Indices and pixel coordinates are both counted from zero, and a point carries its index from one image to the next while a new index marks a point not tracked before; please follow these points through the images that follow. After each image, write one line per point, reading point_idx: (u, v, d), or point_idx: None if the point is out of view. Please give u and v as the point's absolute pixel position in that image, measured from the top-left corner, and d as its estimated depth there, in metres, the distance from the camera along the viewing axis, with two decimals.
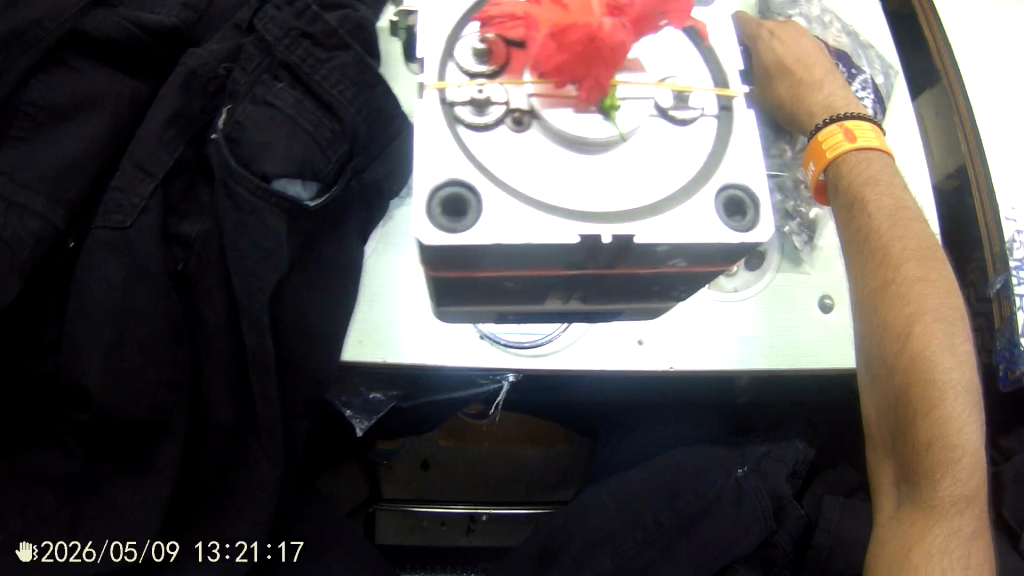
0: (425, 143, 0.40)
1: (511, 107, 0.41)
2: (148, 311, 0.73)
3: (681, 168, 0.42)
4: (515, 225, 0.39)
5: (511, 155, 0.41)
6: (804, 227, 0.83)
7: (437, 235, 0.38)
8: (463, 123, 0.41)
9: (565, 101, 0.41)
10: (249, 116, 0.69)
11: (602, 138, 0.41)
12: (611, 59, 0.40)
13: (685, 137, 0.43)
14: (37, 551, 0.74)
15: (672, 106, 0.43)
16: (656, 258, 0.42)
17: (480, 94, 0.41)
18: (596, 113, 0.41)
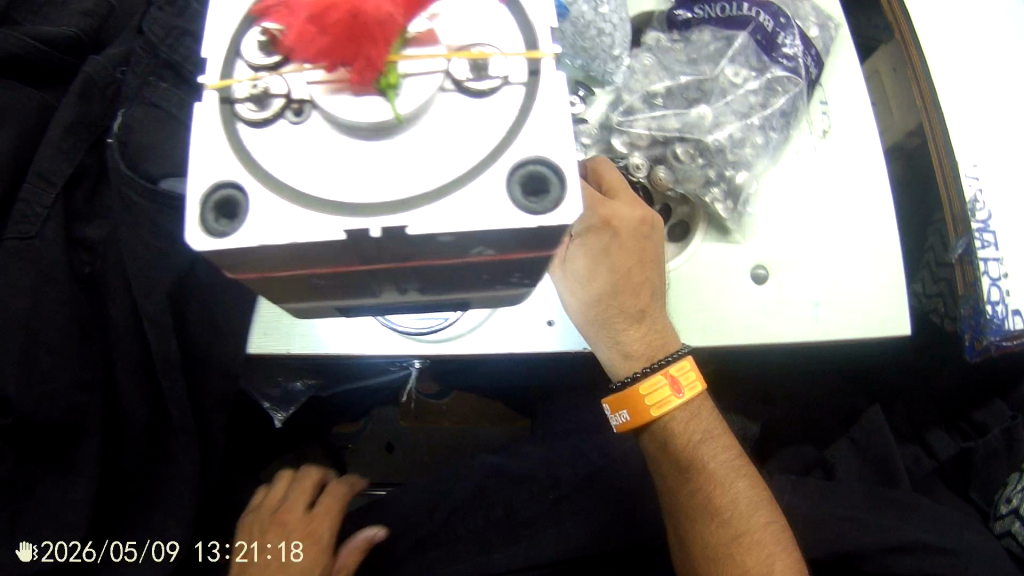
0: (197, 141, 0.34)
1: (289, 97, 0.34)
2: (57, 316, 0.70)
3: (481, 140, 0.33)
4: (279, 222, 0.32)
5: (291, 147, 0.33)
6: (729, 194, 0.81)
7: (205, 241, 0.32)
8: (242, 120, 0.34)
9: (344, 86, 0.33)
10: (135, 118, 0.68)
11: (378, 121, 0.32)
12: (378, 34, 0.32)
13: (485, 110, 0.34)
14: (38, 551, 0.73)
15: (468, 77, 0.34)
16: (451, 247, 0.34)
17: (255, 87, 0.34)
18: (375, 95, 0.33)
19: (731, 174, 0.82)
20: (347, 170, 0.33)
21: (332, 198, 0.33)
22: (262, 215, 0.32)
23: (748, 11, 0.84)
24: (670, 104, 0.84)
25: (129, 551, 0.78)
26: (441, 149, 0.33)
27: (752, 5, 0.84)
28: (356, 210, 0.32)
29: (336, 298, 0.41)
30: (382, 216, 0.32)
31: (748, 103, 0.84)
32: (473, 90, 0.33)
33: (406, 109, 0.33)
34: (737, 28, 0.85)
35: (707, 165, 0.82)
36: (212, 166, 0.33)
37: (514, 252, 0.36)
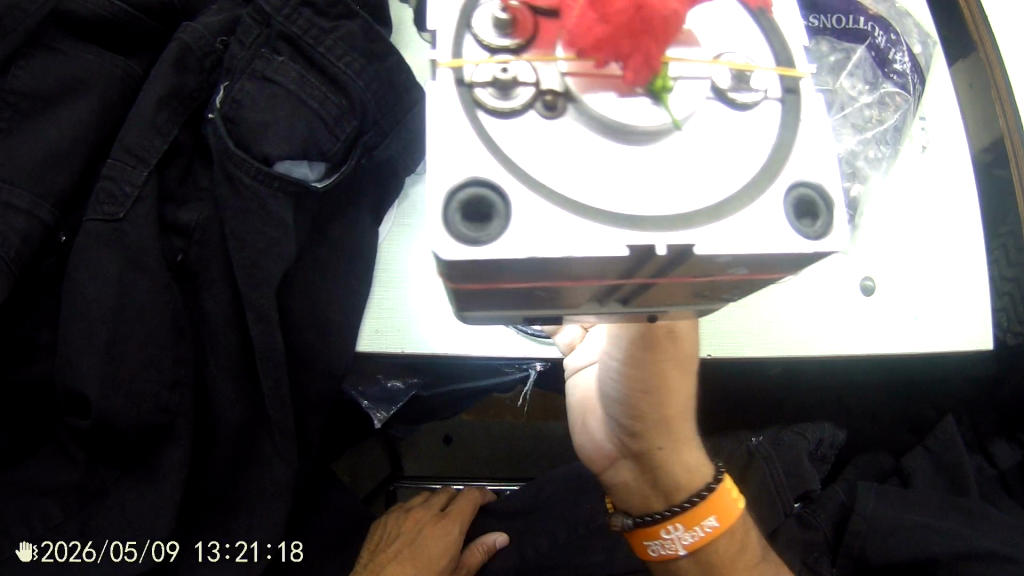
0: (435, 129, 0.29)
1: (541, 88, 0.30)
2: (147, 307, 0.66)
3: (749, 157, 0.31)
4: (546, 232, 0.28)
5: (542, 147, 0.29)
6: (845, 204, 0.81)
7: (459, 248, 0.27)
8: (484, 108, 0.29)
9: (608, 80, 0.30)
10: (246, 94, 0.63)
11: (652, 128, 0.30)
12: (661, 33, 0.29)
13: (749, 123, 0.32)
14: (38, 551, 0.67)
15: (730, 86, 0.31)
16: (717, 265, 0.31)
17: (504, 72, 0.30)
18: (642, 97, 0.30)
19: (848, 186, 0.80)
20: (620, 176, 0.30)
21: (604, 205, 0.29)
22: (530, 221, 0.28)
23: (864, 25, 0.81)
24: None
25: (128, 553, 0.69)
26: (709, 163, 0.31)
27: (868, 19, 0.81)
28: (633, 223, 0.29)
29: (536, 309, 0.38)
30: (664, 232, 0.29)
31: (864, 116, 0.81)
32: (740, 102, 0.31)
33: (680, 114, 0.30)
34: (856, 41, 0.81)
35: None
36: (461, 160, 0.28)
37: (762, 271, 0.33)
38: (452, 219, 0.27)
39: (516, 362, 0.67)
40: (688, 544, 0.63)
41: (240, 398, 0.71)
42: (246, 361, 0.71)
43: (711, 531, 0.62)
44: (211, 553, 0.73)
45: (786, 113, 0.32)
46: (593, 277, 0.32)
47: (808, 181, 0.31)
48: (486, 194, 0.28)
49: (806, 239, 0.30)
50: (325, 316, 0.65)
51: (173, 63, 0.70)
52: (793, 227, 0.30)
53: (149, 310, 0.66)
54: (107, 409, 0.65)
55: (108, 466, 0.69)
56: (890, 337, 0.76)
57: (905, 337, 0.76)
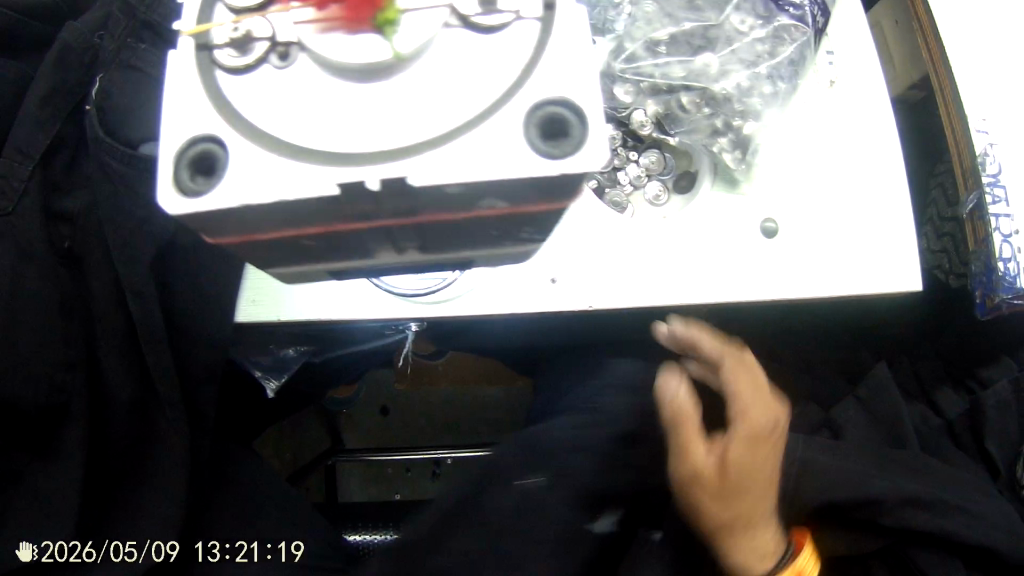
0: (169, 96, 0.36)
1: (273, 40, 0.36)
2: (37, 297, 0.66)
3: (491, 82, 0.35)
4: (269, 179, 0.34)
5: (279, 102, 0.35)
6: (737, 143, 0.80)
7: (180, 201, 0.34)
8: (222, 67, 0.36)
9: (333, 24, 0.35)
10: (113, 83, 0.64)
11: (377, 61, 0.34)
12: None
13: (496, 44, 0.36)
14: (37, 551, 0.70)
15: (475, 12, 0.35)
16: (457, 200, 0.36)
17: (236, 32, 0.36)
18: (371, 33, 0.34)
19: (738, 125, 0.80)
20: (336, 122, 0.35)
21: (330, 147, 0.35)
22: (241, 170, 0.34)
23: None
24: (672, 53, 0.79)
25: (127, 554, 0.74)
26: (432, 101, 0.35)
27: None
28: (361, 159, 0.34)
29: (336, 266, 0.41)
30: (373, 165, 0.34)
31: (754, 51, 0.80)
32: (484, 25, 0.35)
33: (405, 48, 0.34)
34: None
35: (714, 115, 0.80)
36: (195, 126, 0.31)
37: (522, 204, 0.36)
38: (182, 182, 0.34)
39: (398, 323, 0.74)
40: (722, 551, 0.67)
41: (132, 376, 0.71)
42: (133, 337, 0.71)
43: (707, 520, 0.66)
44: (211, 553, 0.80)
45: (540, 33, 0.36)
46: (358, 225, 0.36)
47: (559, 100, 0.35)
48: (209, 151, 0.35)
49: (547, 158, 0.34)
50: (212, 293, 0.69)
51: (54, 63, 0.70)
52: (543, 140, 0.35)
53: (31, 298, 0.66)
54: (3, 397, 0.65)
55: (20, 451, 0.70)
56: (794, 280, 0.77)
57: (810, 280, 0.77)
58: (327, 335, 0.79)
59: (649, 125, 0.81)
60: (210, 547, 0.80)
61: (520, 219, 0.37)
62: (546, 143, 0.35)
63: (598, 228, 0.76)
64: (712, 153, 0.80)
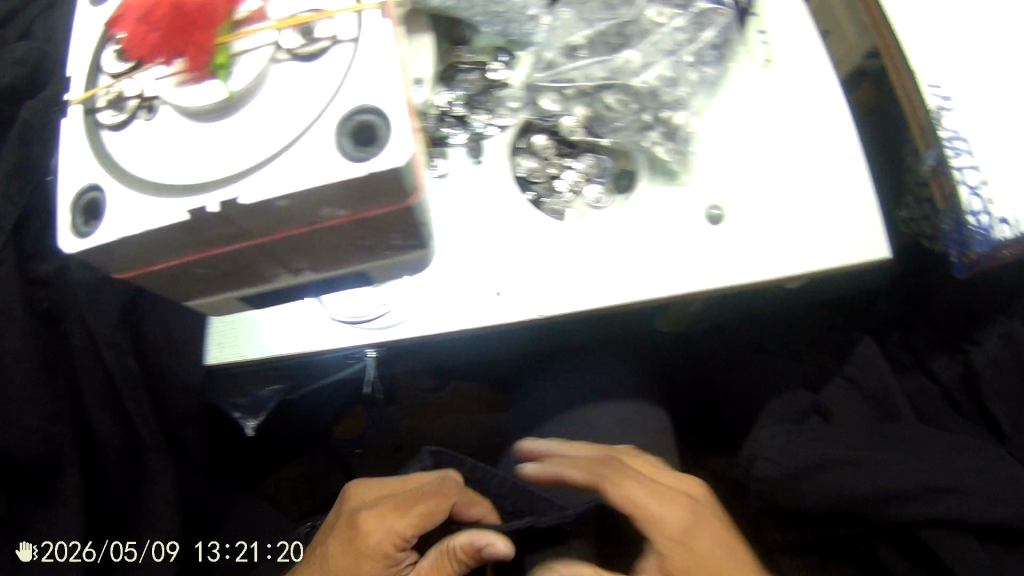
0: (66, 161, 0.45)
1: (144, 98, 0.44)
2: (19, 355, 0.73)
3: (307, 106, 0.41)
4: (131, 218, 0.42)
5: (155, 144, 0.43)
6: (668, 134, 0.79)
7: (74, 243, 0.44)
8: (103, 125, 0.45)
9: (185, 76, 0.43)
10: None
11: (216, 102, 0.42)
12: (200, 19, 0.42)
13: (316, 68, 0.42)
14: (39, 550, 0.76)
15: (300, 41, 0.42)
16: (310, 212, 0.42)
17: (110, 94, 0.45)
18: (212, 79, 0.42)
19: (666, 115, 0.79)
20: (188, 163, 0.42)
21: (187, 180, 0.42)
22: (117, 210, 0.43)
23: None
24: (593, 53, 0.78)
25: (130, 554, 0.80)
26: (261, 131, 0.41)
27: None
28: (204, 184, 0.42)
29: (239, 284, 0.50)
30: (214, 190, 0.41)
31: (672, 42, 0.79)
32: (301, 51, 0.41)
33: (239, 85, 0.41)
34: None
35: (641, 109, 0.79)
36: None
37: (361, 207, 0.42)
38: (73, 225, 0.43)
39: (356, 350, 0.79)
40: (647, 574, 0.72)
41: (122, 424, 0.79)
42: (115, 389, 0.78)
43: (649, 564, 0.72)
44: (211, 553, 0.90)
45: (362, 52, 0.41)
46: (233, 241, 0.44)
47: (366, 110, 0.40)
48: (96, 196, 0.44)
49: (353, 163, 0.39)
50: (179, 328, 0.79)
51: (17, 140, 0.75)
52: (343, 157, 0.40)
53: (15, 356, 0.73)
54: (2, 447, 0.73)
55: (25, 501, 0.77)
56: (740, 265, 0.76)
57: (756, 263, 0.76)
58: (298, 371, 0.87)
59: (579, 130, 0.81)
60: (210, 547, 0.90)
61: (370, 224, 0.44)
62: (359, 149, 0.40)
63: (535, 237, 0.78)
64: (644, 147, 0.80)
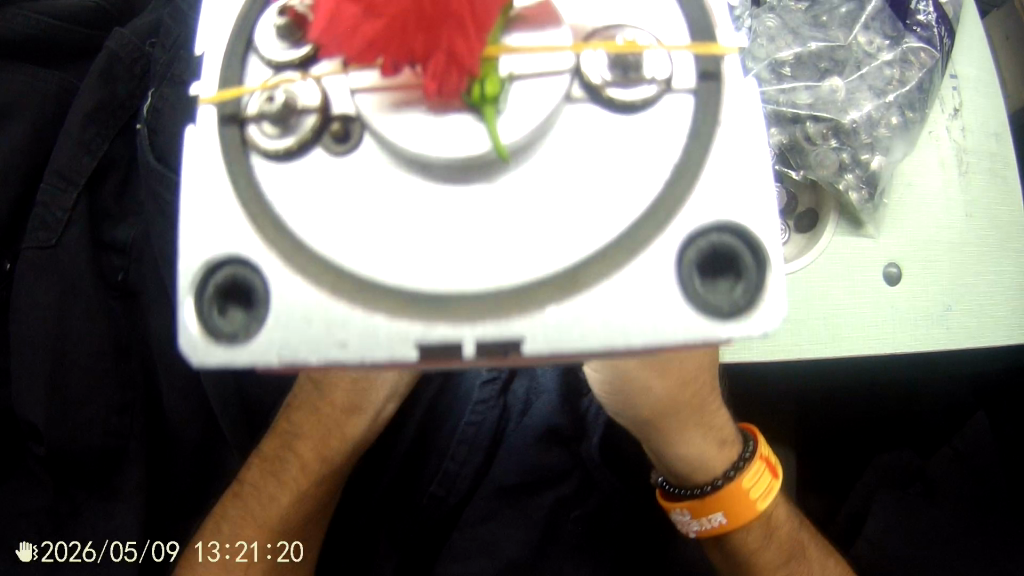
0: (194, 193, 0.27)
1: (332, 114, 0.26)
2: (87, 333, 0.64)
3: (635, 192, 0.26)
4: (305, 335, 0.25)
5: (318, 197, 0.26)
6: (866, 180, 0.62)
7: (213, 351, 0.26)
8: (257, 150, 0.27)
9: (412, 98, 0.25)
10: (166, 100, 0.61)
11: (465, 152, 0.25)
12: (467, 14, 0.24)
13: (641, 131, 0.26)
14: (38, 551, 0.64)
15: (609, 80, 0.26)
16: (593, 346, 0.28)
17: (272, 100, 0.26)
18: (463, 113, 0.25)
19: (868, 158, 0.62)
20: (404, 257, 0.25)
21: (404, 288, 0.25)
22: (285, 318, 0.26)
23: None
24: (800, 74, 0.63)
25: (127, 553, 0.65)
26: (564, 217, 0.25)
27: None
28: (440, 308, 0.25)
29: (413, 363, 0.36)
30: (479, 323, 0.25)
31: (883, 77, 0.63)
32: (620, 101, 0.26)
33: (511, 140, 0.25)
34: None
35: (842, 148, 0.62)
36: (222, 233, 0.26)
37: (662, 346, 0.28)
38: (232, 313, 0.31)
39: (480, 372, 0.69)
40: (698, 529, 0.58)
41: (201, 415, 0.69)
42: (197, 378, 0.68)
43: (719, 525, 0.56)
44: None
45: (701, 107, 0.27)
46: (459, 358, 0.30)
47: (713, 224, 0.26)
48: (249, 277, 0.26)
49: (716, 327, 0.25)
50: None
51: (101, 75, 0.65)
52: (687, 304, 0.25)
53: (85, 331, 0.64)
54: (59, 435, 0.63)
55: (78, 488, 0.66)
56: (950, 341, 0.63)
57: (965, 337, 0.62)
58: None
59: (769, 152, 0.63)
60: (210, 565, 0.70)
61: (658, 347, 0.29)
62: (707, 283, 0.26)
63: None
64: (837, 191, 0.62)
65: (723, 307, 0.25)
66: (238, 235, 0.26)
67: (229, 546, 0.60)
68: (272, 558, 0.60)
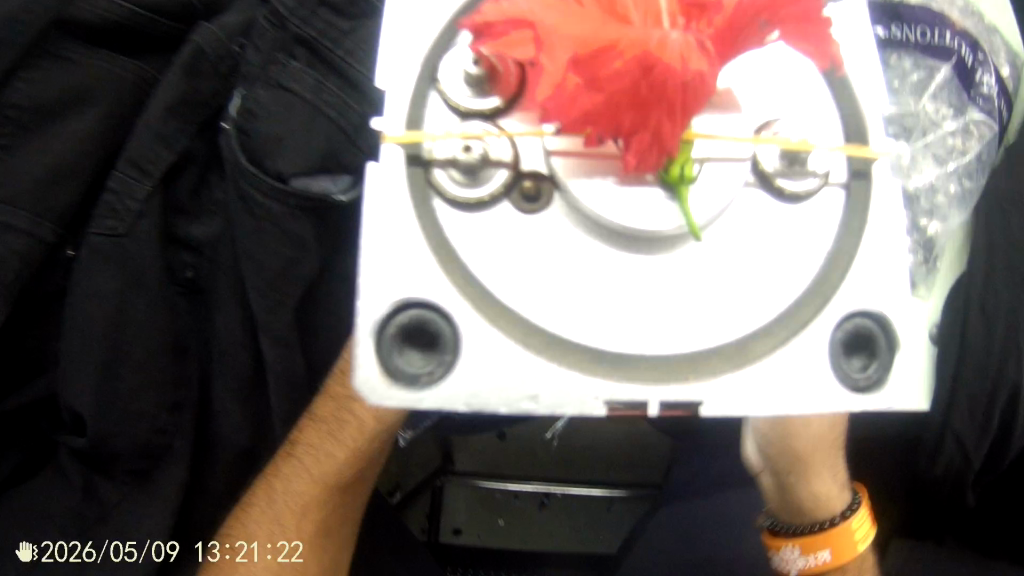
0: (385, 234, 0.23)
1: (519, 171, 0.24)
2: (151, 332, 0.52)
3: (792, 274, 0.25)
4: (503, 379, 0.23)
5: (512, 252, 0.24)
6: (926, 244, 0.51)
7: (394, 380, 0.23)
8: (443, 195, 0.24)
9: (604, 166, 0.24)
10: (263, 104, 0.50)
11: (663, 232, 0.24)
12: (681, 105, 0.22)
13: (798, 221, 0.25)
14: (39, 550, 0.52)
15: (777, 169, 0.25)
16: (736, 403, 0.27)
17: (467, 150, 0.24)
18: (652, 184, 0.24)
19: (927, 224, 0.51)
20: (587, 306, 0.24)
21: (587, 341, 0.23)
22: (477, 358, 0.23)
23: (947, 38, 0.50)
24: None
25: (127, 554, 0.53)
26: (737, 293, 0.24)
27: (953, 31, 0.50)
28: (622, 367, 0.23)
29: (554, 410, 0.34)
30: (662, 383, 0.23)
31: (947, 146, 0.51)
32: (788, 192, 0.25)
33: (700, 219, 0.24)
34: (943, 57, 0.50)
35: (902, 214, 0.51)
36: (410, 273, 0.23)
37: None
38: (392, 346, 0.23)
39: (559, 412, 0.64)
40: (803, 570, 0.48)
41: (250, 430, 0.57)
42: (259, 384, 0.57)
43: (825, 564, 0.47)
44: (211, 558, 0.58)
45: (851, 205, 0.25)
46: None
47: (866, 309, 0.24)
48: (439, 323, 0.23)
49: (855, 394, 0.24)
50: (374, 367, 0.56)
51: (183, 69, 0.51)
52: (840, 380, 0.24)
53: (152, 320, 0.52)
54: (102, 430, 0.52)
55: (108, 486, 0.54)
56: None
57: None
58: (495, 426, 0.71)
59: None
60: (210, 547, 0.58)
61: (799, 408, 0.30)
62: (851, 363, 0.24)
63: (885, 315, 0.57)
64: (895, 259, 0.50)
65: (859, 381, 0.24)
66: (419, 268, 0.23)
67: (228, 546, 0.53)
68: (272, 559, 0.52)
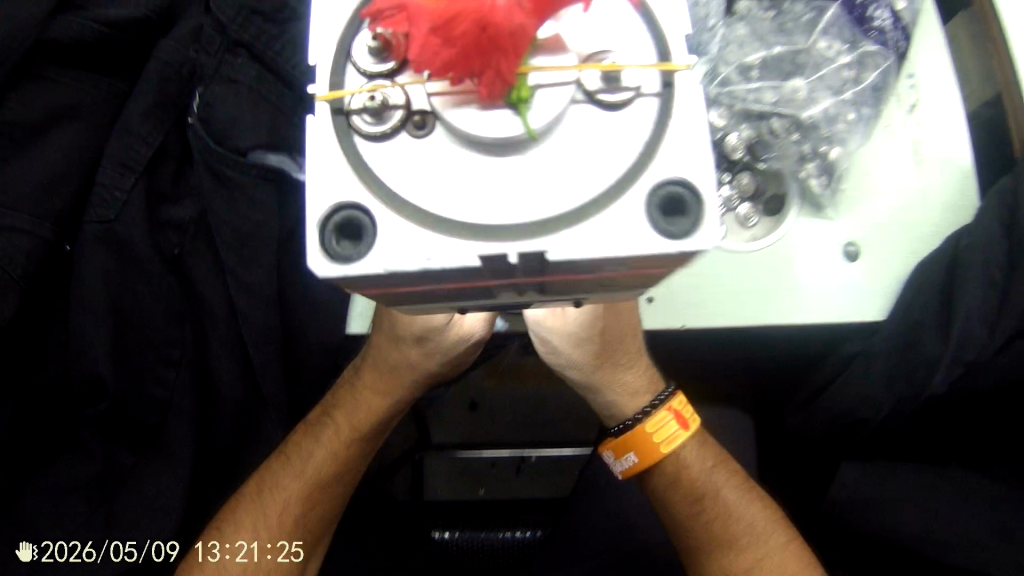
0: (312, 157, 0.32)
1: (411, 109, 0.32)
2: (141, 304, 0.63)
3: (616, 158, 0.32)
4: (408, 247, 0.31)
5: (412, 167, 0.32)
6: (826, 168, 0.61)
7: (332, 267, 0.30)
8: (359, 133, 0.32)
9: (470, 96, 0.31)
10: (217, 96, 0.61)
11: (507, 138, 0.31)
12: (508, 46, 0.30)
13: (618, 125, 0.32)
14: (38, 551, 0.65)
15: (601, 87, 0.32)
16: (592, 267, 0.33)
17: (373, 99, 0.31)
18: (505, 108, 0.31)
19: (827, 150, 0.61)
20: (456, 188, 0.31)
21: (454, 216, 0.31)
22: (390, 238, 0.31)
23: None
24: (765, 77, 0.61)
25: (127, 553, 0.66)
26: (569, 172, 0.32)
27: None
28: (487, 233, 0.31)
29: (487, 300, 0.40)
30: (516, 239, 0.31)
31: (841, 78, 0.61)
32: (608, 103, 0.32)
33: (539, 125, 0.31)
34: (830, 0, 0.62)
35: (806, 142, 0.60)
36: (330, 187, 0.31)
37: (646, 268, 0.34)
38: (330, 231, 0.31)
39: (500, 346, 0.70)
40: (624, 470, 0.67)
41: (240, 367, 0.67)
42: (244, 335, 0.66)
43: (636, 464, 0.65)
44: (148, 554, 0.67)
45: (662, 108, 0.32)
46: (492, 283, 0.34)
47: (672, 177, 0.32)
48: (359, 216, 0.31)
49: (668, 238, 0.31)
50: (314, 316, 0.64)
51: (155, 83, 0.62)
52: (654, 231, 0.31)
53: (150, 297, 0.64)
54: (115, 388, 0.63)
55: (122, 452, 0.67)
56: None
57: None
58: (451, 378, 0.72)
59: (743, 151, 0.60)
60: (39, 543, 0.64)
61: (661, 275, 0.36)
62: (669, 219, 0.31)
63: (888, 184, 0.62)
64: (798, 180, 0.61)
65: (673, 229, 0.31)
66: (337, 181, 0.31)
67: (272, 544, 0.63)
68: (272, 558, 0.63)
